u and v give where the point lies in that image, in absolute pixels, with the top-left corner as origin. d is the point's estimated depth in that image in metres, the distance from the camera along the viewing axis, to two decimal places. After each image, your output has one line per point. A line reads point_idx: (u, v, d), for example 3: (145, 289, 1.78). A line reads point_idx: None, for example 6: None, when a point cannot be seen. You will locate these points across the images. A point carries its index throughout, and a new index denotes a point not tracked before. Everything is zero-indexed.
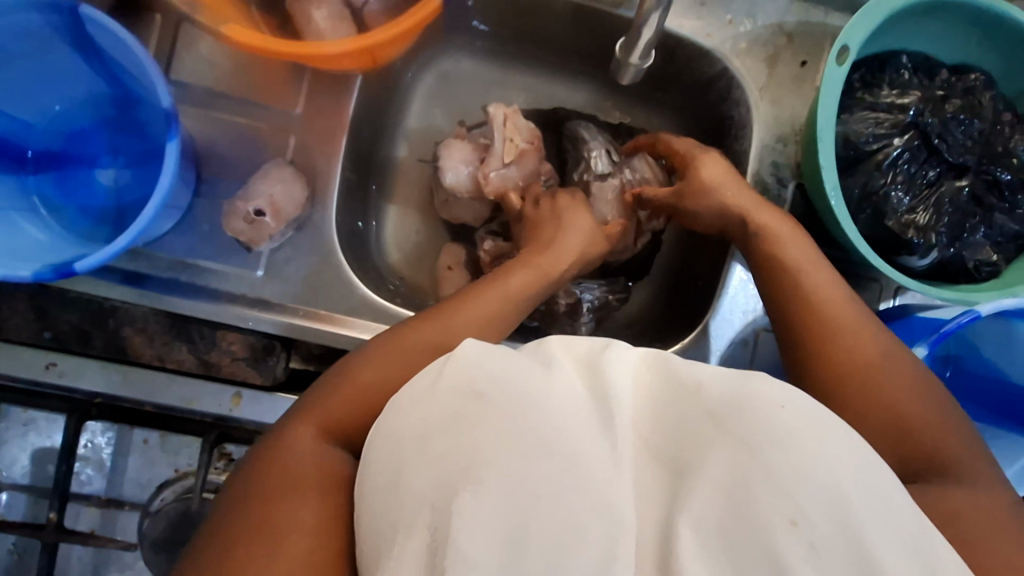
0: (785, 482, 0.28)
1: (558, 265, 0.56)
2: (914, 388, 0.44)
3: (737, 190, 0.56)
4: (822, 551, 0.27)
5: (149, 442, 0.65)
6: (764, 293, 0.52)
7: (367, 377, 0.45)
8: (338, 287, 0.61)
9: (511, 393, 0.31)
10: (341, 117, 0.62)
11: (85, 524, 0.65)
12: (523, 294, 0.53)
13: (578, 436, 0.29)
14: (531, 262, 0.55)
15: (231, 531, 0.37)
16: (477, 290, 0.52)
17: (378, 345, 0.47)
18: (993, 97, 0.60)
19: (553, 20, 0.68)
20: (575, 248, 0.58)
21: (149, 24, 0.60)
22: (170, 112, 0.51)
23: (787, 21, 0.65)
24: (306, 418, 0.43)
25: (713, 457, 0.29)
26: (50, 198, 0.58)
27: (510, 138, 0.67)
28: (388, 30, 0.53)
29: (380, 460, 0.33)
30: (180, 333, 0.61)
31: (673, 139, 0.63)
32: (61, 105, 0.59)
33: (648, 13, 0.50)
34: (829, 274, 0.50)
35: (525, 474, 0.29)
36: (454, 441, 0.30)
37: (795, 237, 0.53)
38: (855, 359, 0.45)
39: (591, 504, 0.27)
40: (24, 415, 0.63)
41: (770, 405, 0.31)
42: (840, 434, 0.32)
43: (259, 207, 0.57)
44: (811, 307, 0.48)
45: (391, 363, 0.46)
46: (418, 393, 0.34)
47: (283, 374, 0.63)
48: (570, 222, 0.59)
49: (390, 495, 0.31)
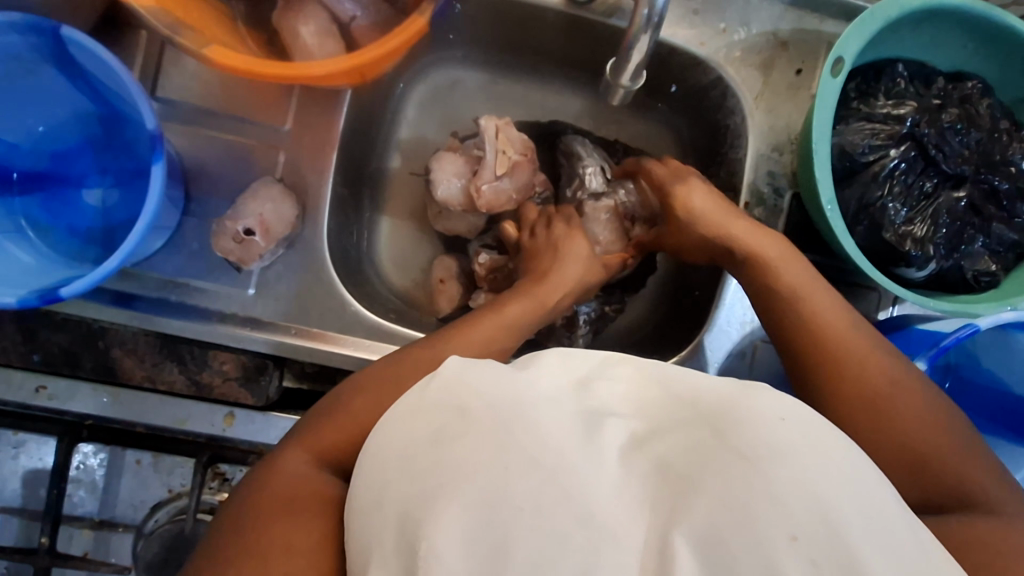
0: (778, 489, 0.28)
1: (554, 297, 0.55)
2: (931, 422, 0.43)
3: (725, 216, 0.56)
4: (823, 566, 0.26)
5: (142, 463, 0.64)
6: (765, 318, 0.51)
7: (361, 403, 0.45)
8: (330, 306, 0.60)
9: (496, 405, 0.31)
10: (330, 133, 0.61)
11: (78, 547, 0.64)
12: (519, 322, 0.52)
13: (565, 448, 0.29)
14: (530, 293, 0.55)
15: (217, 557, 0.37)
16: (472, 322, 0.51)
17: (369, 375, 0.47)
18: (990, 105, 0.59)
19: (545, 30, 0.67)
20: (572, 276, 0.57)
21: (134, 42, 0.59)
22: (155, 134, 0.50)
23: (782, 28, 0.64)
24: (299, 444, 0.43)
25: (709, 468, 0.28)
26: (36, 220, 0.57)
27: (502, 150, 0.65)
28: (377, 49, 0.52)
29: (364, 480, 0.32)
30: (171, 353, 0.60)
31: (656, 168, 0.62)
32: (45, 125, 0.58)
33: (637, 36, 0.49)
34: (830, 297, 0.50)
35: (517, 489, 0.28)
36: (440, 455, 0.30)
37: (789, 262, 0.52)
38: (860, 390, 0.44)
39: (578, 515, 0.27)
40: (14, 437, 0.62)
41: (764, 415, 0.31)
42: (838, 445, 0.31)
43: (248, 226, 0.56)
44: (808, 330, 0.48)
45: (386, 394, 0.45)
46: (405, 406, 0.34)
47: (276, 395, 0.62)
48: (569, 251, 0.58)
49: (373, 514, 0.30)
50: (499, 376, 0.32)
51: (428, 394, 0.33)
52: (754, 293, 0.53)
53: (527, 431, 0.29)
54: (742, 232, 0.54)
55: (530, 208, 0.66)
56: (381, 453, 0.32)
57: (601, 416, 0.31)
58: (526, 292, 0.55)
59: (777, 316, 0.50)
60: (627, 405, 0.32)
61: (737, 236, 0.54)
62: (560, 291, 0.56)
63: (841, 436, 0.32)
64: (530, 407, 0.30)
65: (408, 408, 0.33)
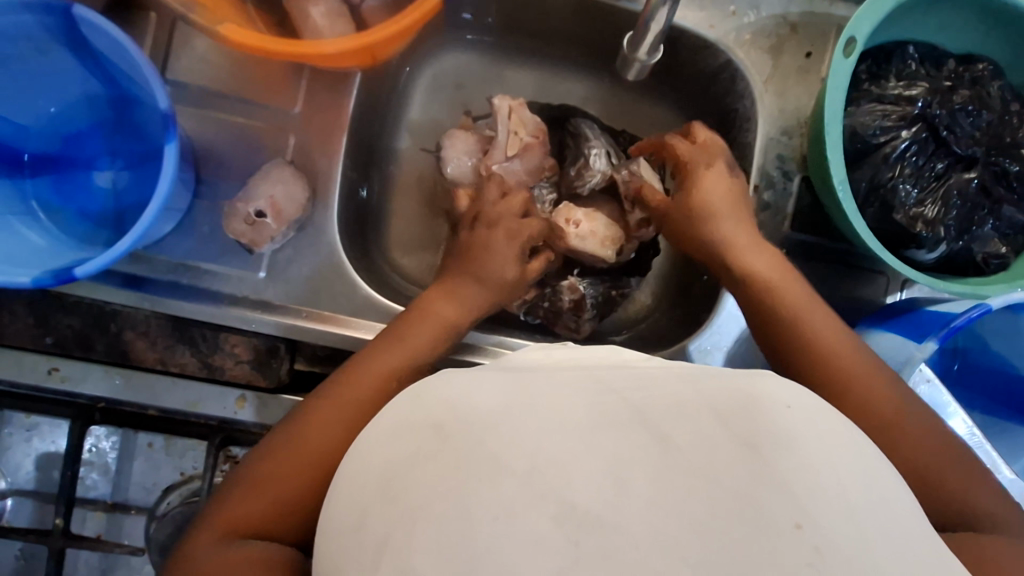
0: (787, 481, 0.28)
1: (462, 320, 0.53)
2: (931, 433, 0.44)
3: (728, 221, 0.55)
4: (828, 554, 0.26)
5: (154, 446, 0.65)
6: (766, 338, 0.51)
7: (315, 441, 0.44)
8: (341, 289, 0.60)
9: (500, 400, 0.32)
10: (341, 115, 0.61)
11: (91, 529, 0.64)
12: (429, 348, 0.51)
13: (575, 439, 0.29)
14: (428, 312, 0.53)
15: (228, 553, 0.39)
16: (364, 368, 0.48)
17: (280, 445, 0.45)
18: (1001, 87, 0.60)
19: (554, 12, 0.67)
20: (476, 304, 0.54)
21: (143, 24, 0.59)
22: (168, 114, 0.50)
23: (792, 11, 0.64)
24: (246, 484, 0.44)
25: (715, 459, 0.28)
26: (47, 202, 0.58)
27: (515, 130, 0.66)
28: (387, 28, 0.52)
29: (349, 492, 0.32)
30: (182, 336, 0.61)
31: (679, 143, 0.60)
32: (57, 107, 0.59)
33: (655, 10, 0.49)
34: (830, 319, 0.50)
35: (520, 479, 0.28)
36: (443, 448, 0.30)
37: (789, 281, 0.52)
38: (871, 408, 0.44)
39: (583, 506, 0.27)
40: (27, 420, 0.63)
41: (777, 404, 0.31)
42: (842, 428, 0.32)
43: (259, 208, 0.56)
44: (801, 336, 0.49)
45: (297, 464, 0.44)
46: (395, 421, 0.33)
47: (288, 376, 0.63)
48: (492, 271, 0.54)
49: (355, 534, 0.29)
50: (495, 380, 0.33)
51: (432, 391, 0.34)
52: (755, 319, 0.52)
53: (531, 419, 0.30)
54: (738, 247, 0.54)
55: (493, 188, 0.60)
56: (374, 455, 0.32)
57: (605, 399, 0.31)
58: (420, 312, 0.52)
59: (778, 334, 0.50)
60: (633, 385, 0.32)
61: (741, 236, 0.55)
62: (464, 315, 0.54)
63: (844, 421, 0.33)
64: (530, 399, 0.31)
65: (403, 413, 0.34)
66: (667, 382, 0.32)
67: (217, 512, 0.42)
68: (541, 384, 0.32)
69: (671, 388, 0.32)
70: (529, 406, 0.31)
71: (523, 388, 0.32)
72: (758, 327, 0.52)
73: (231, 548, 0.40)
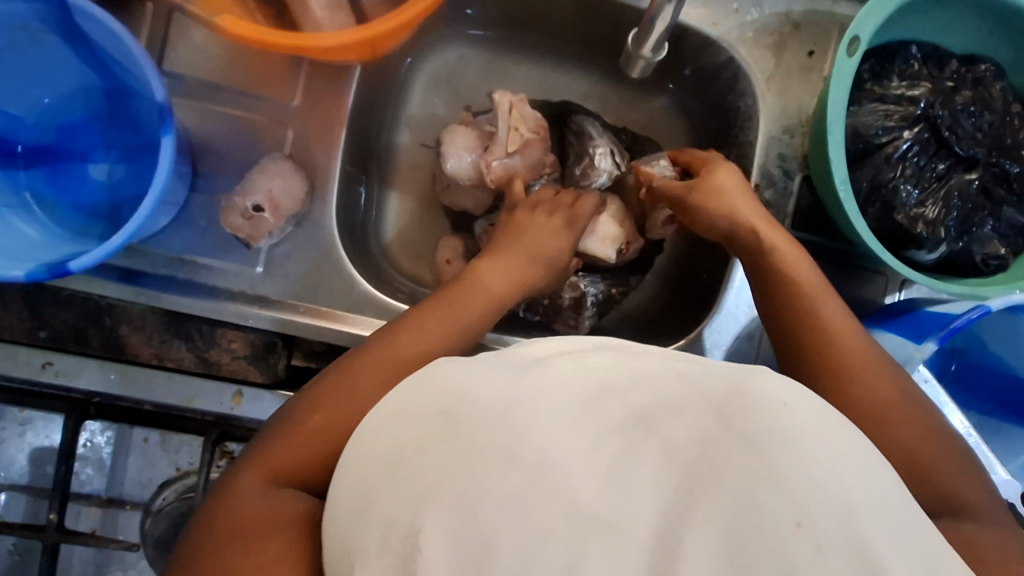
0: (789, 483, 0.27)
1: (510, 293, 0.52)
2: (917, 429, 0.43)
3: (745, 200, 0.55)
4: (830, 553, 0.26)
5: (149, 441, 0.64)
6: (776, 318, 0.50)
7: (347, 391, 0.44)
8: (339, 284, 0.60)
9: (490, 401, 0.31)
10: (340, 108, 0.61)
11: (85, 524, 0.64)
12: (474, 317, 0.50)
13: (558, 443, 0.28)
14: (475, 286, 0.51)
15: (219, 525, 0.39)
16: (412, 333, 0.47)
17: (290, 423, 0.43)
18: (1003, 88, 0.60)
19: (556, 7, 0.66)
20: (525, 278, 0.54)
21: (139, 15, 0.58)
22: (164, 106, 0.49)
23: (795, 9, 0.64)
24: (254, 465, 0.42)
25: (716, 454, 0.28)
26: (41, 194, 0.57)
27: (515, 126, 0.64)
28: (387, 22, 0.51)
29: (350, 485, 0.32)
30: (179, 331, 0.60)
31: (693, 151, 0.62)
32: (50, 97, 0.58)
33: (661, 6, 0.49)
34: (840, 304, 0.49)
35: (520, 474, 0.28)
36: (430, 455, 0.30)
37: (800, 259, 0.51)
38: (872, 404, 0.44)
39: (564, 509, 0.27)
40: (21, 414, 0.62)
41: (774, 403, 0.30)
42: (836, 425, 0.32)
43: (257, 203, 0.56)
44: (813, 358, 0.47)
45: (309, 446, 0.42)
46: (396, 408, 0.34)
47: (285, 372, 0.62)
48: (546, 248, 0.55)
49: (357, 518, 0.30)
50: (496, 371, 0.33)
51: (436, 393, 0.33)
52: (767, 299, 0.51)
53: (534, 414, 0.30)
54: (762, 227, 0.53)
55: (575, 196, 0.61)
56: (378, 437, 0.33)
57: (607, 402, 0.30)
58: (469, 282, 0.51)
59: (790, 329, 0.49)
60: (633, 383, 0.32)
61: (743, 217, 0.54)
62: (514, 286, 0.53)
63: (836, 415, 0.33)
64: (532, 393, 0.31)
65: (412, 398, 0.34)
66: (661, 379, 0.32)
67: (207, 510, 0.41)
68: (545, 377, 0.32)
69: (664, 386, 0.31)
70: (531, 401, 0.30)
71: (524, 386, 0.31)
72: (773, 305, 0.50)
73: (240, 502, 0.40)
